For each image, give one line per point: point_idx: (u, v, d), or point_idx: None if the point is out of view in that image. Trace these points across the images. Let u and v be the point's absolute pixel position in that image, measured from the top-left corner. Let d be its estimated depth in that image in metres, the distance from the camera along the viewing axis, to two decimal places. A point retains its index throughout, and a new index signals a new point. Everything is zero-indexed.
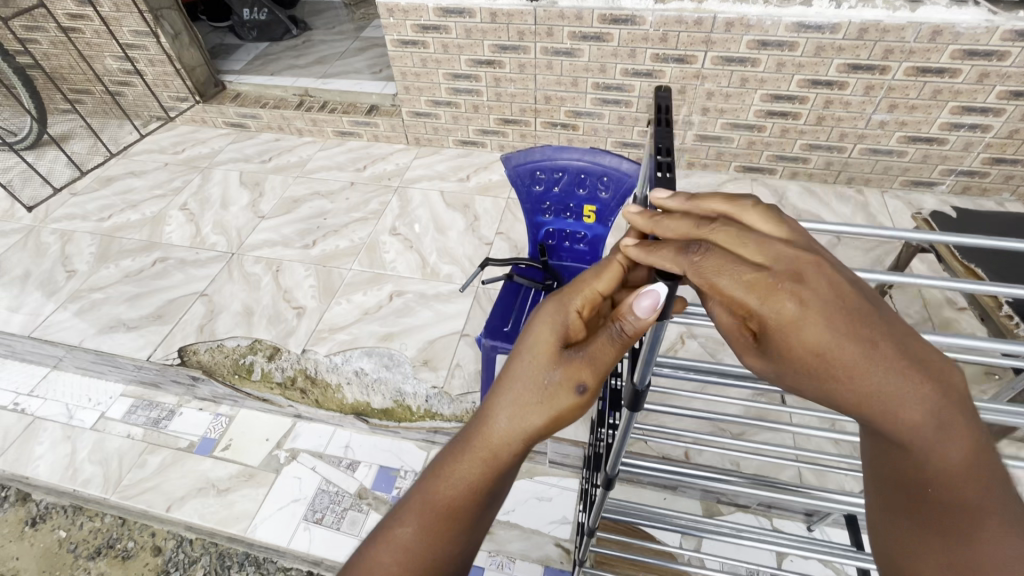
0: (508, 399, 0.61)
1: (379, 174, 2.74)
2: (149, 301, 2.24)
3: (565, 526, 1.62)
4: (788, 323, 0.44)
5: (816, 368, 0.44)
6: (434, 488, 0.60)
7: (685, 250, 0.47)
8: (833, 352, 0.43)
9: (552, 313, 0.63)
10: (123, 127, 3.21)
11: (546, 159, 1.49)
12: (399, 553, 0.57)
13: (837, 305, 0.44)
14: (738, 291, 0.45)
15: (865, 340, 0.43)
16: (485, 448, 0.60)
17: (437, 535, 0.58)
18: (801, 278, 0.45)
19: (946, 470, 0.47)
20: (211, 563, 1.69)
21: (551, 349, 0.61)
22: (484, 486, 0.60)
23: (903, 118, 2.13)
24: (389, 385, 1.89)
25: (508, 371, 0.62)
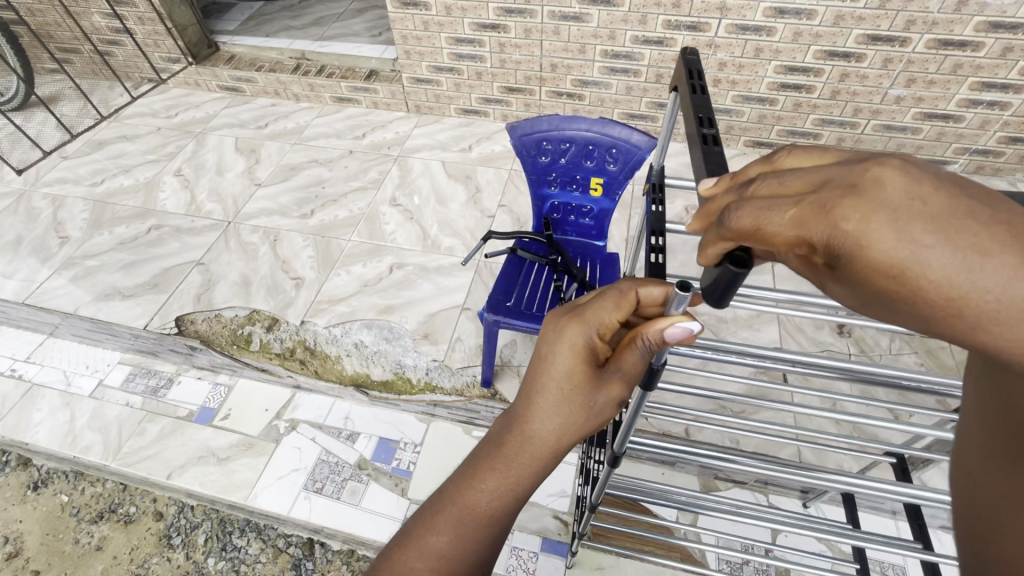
0: (542, 416, 0.60)
1: (379, 142, 2.67)
2: (145, 269, 2.21)
3: (563, 499, 1.64)
4: (854, 242, 0.37)
5: (902, 293, 0.37)
6: (469, 498, 0.59)
7: (721, 219, 0.44)
8: (914, 267, 0.35)
9: (576, 338, 0.60)
10: (114, 89, 3.10)
11: (553, 129, 1.44)
12: (433, 561, 0.57)
13: (912, 209, 0.37)
14: (786, 224, 0.40)
15: (961, 248, 0.35)
16: (521, 462, 0.60)
17: (475, 543, 0.59)
18: (858, 188, 0.39)
19: None
20: (212, 528, 1.71)
21: (585, 373, 0.60)
22: (522, 494, 0.60)
23: (921, 93, 2.07)
24: (389, 357, 1.89)
25: (538, 390, 0.61)
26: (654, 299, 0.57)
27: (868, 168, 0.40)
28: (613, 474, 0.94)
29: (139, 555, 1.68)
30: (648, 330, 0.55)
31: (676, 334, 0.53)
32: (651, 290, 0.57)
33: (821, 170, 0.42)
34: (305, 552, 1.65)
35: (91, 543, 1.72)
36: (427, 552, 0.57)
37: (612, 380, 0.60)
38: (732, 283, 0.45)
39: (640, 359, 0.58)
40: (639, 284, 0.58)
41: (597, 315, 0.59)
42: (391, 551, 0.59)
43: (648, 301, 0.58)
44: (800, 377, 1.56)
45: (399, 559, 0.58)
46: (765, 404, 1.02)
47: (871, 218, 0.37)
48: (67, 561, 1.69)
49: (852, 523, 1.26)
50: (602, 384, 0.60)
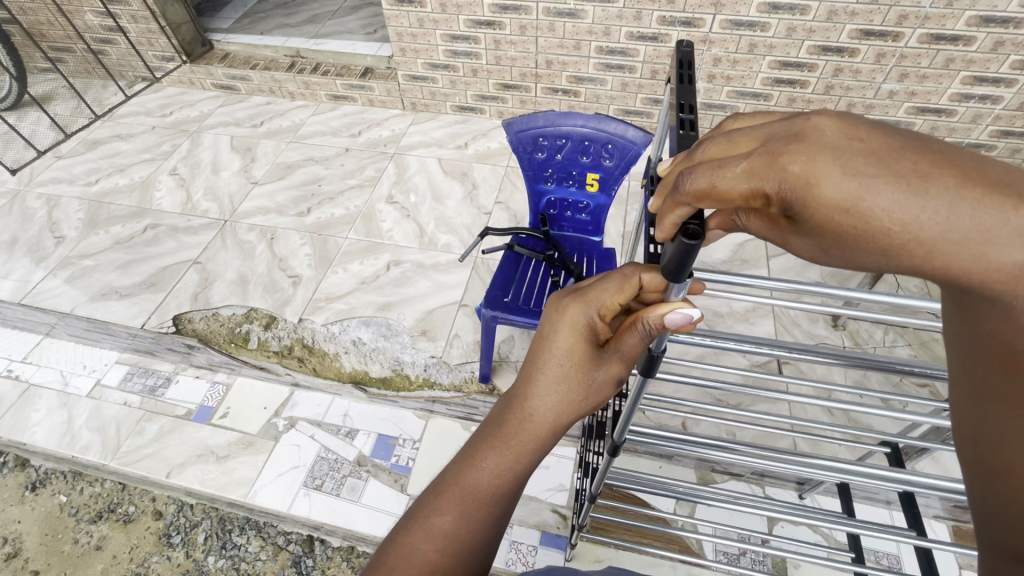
0: (543, 395, 0.61)
1: (375, 140, 2.66)
2: (141, 268, 2.20)
3: (562, 493, 1.65)
4: (804, 183, 0.42)
5: (857, 230, 0.41)
6: (471, 477, 0.60)
7: (676, 184, 0.47)
8: (863, 201, 0.40)
9: (577, 319, 0.61)
10: (107, 88, 3.09)
11: (549, 125, 1.45)
12: (438, 542, 0.57)
13: (852, 150, 0.41)
14: (739, 176, 0.44)
15: (904, 179, 0.40)
16: (523, 440, 0.61)
17: (479, 523, 0.59)
18: (800, 137, 0.43)
19: None
20: (212, 526, 1.71)
21: (585, 352, 0.61)
22: (522, 472, 0.61)
23: (914, 88, 2.08)
24: (388, 354, 1.90)
25: (538, 368, 0.62)
26: (656, 285, 0.58)
27: (805, 119, 0.45)
28: (612, 466, 0.95)
29: (139, 554, 1.69)
30: (649, 314, 0.56)
31: (676, 320, 0.54)
32: (653, 276, 0.58)
33: (760, 128, 0.46)
34: (305, 549, 1.66)
35: (91, 543, 1.72)
36: (432, 532, 0.57)
37: (612, 359, 0.61)
38: (686, 257, 0.45)
39: (639, 342, 0.59)
40: (642, 269, 0.58)
41: (599, 297, 0.60)
42: (396, 535, 0.59)
43: (650, 286, 0.59)
44: (795, 369, 1.57)
45: (404, 540, 0.57)
46: (762, 395, 1.03)
47: (815, 162, 0.41)
48: (67, 560, 1.69)
49: (846, 513, 1.28)
50: (600, 363, 0.61)
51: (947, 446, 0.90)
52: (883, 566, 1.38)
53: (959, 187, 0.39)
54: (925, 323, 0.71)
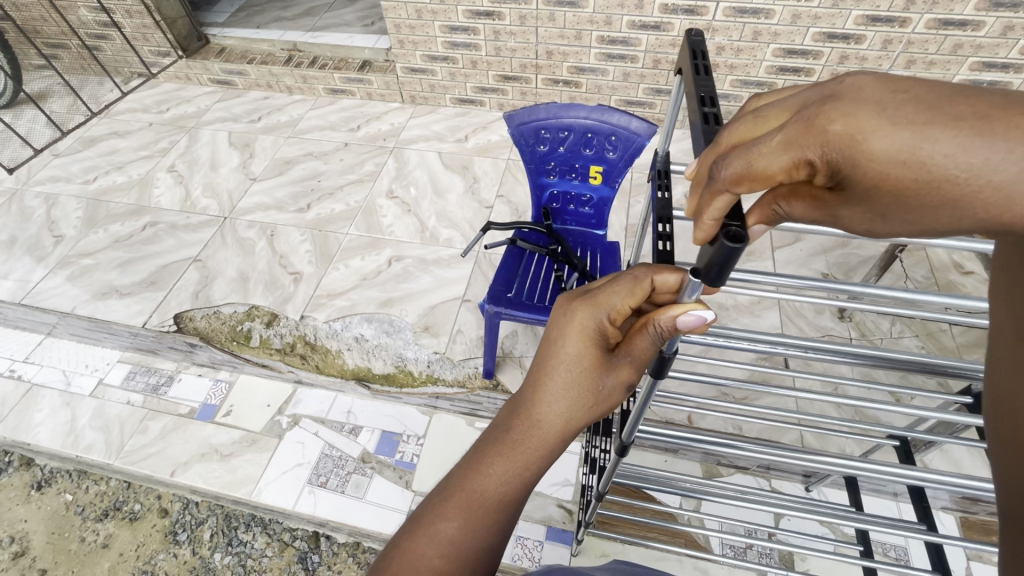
0: (550, 400, 0.60)
1: (374, 134, 2.64)
2: (142, 266, 2.19)
3: (567, 488, 1.65)
4: (847, 141, 0.40)
5: (915, 184, 0.39)
6: (477, 482, 0.59)
7: (711, 174, 0.45)
8: (918, 152, 0.38)
9: (585, 322, 0.60)
10: (104, 85, 3.06)
11: (551, 117, 1.42)
12: (444, 547, 0.56)
13: (898, 102, 0.39)
14: (775, 150, 0.42)
15: (964, 122, 0.37)
16: (530, 446, 0.60)
17: (486, 528, 0.57)
18: (836, 97, 0.41)
19: None
20: (218, 524, 1.71)
21: (595, 356, 0.60)
22: (530, 479, 0.60)
23: (921, 74, 2.05)
24: (390, 351, 1.89)
25: (546, 373, 0.61)
26: (669, 287, 0.57)
27: (840, 81, 0.43)
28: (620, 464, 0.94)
29: (146, 552, 1.69)
30: (660, 316, 0.54)
31: (689, 321, 0.53)
32: (666, 277, 0.56)
33: (790, 98, 0.45)
34: (311, 545, 1.66)
35: (97, 541, 1.72)
36: (439, 538, 0.56)
37: (622, 363, 0.60)
38: (727, 259, 0.43)
39: (650, 344, 0.58)
40: (654, 271, 0.57)
41: (609, 300, 0.59)
42: (401, 539, 0.57)
43: (663, 288, 0.57)
44: (802, 362, 1.56)
45: (409, 546, 0.56)
46: (770, 390, 1.00)
47: (859, 118, 0.39)
48: (74, 558, 1.70)
49: (856, 506, 1.27)
50: (610, 367, 0.60)
51: (959, 442, 0.88)
52: (890, 558, 1.38)
53: None
54: (938, 314, 0.69)
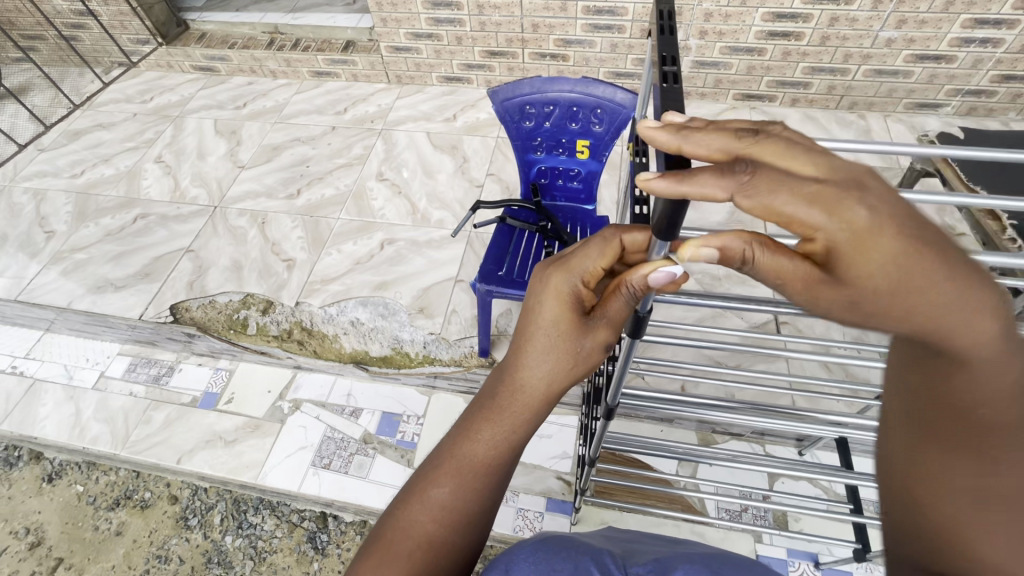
0: (532, 365, 0.61)
1: (361, 117, 2.60)
2: (134, 259, 2.19)
3: (565, 461, 1.68)
4: (858, 242, 0.39)
5: (879, 307, 0.40)
6: (467, 449, 0.60)
7: (731, 176, 0.42)
8: (905, 279, 0.39)
9: (561, 286, 0.61)
10: (84, 76, 3.01)
11: (535, 92, 1.41)
12: (437, 513, 0.58)
13: (908, 221, 0.39)
14: (802, 201, 0.40)
15: (928, 246, 0.39)
16: (515, 412, 0.61)
17: (476, 491, 0.59)
18: (864, 186, 0.40)
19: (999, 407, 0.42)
20: (227, 508, 1.75)
21: (571, 319, 0.60)
22: (517, 442, 0.61)
23: (912, 34, 2.02)
24: (386, 333, 1.90)
25: (526, 339, 0.62)
26: (638, 246, 0.58)
27: (865, 167, 0.41)
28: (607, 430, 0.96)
29: (159, 537, 1.73)
30: (632, 276, 0.55)
31: (659, 279, 0.53)
32: (635, 236, 0.58)
33: (825, 157, 0.42)
34: (319, 525, 1.70)
35: (111, 528, 1.77)
36: (430, 505, 0.58)
37: (598, 325, 0.60)
38: (676, 213, 0.45)
39: (624, 305, 0.59)
40: (623, 230, 0.58)
41: (581, 263, 0.60)
42: (393, 508, 0.59)
43: (632, 247, 0.59)
44: (794, 329, 1.58)
45: (402, 514, 0.58)
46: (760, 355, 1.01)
47: (881, 226, 0.39)
48: (90, 546, 1.74)
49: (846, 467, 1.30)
50: (586, 328, 0.60)
51: None
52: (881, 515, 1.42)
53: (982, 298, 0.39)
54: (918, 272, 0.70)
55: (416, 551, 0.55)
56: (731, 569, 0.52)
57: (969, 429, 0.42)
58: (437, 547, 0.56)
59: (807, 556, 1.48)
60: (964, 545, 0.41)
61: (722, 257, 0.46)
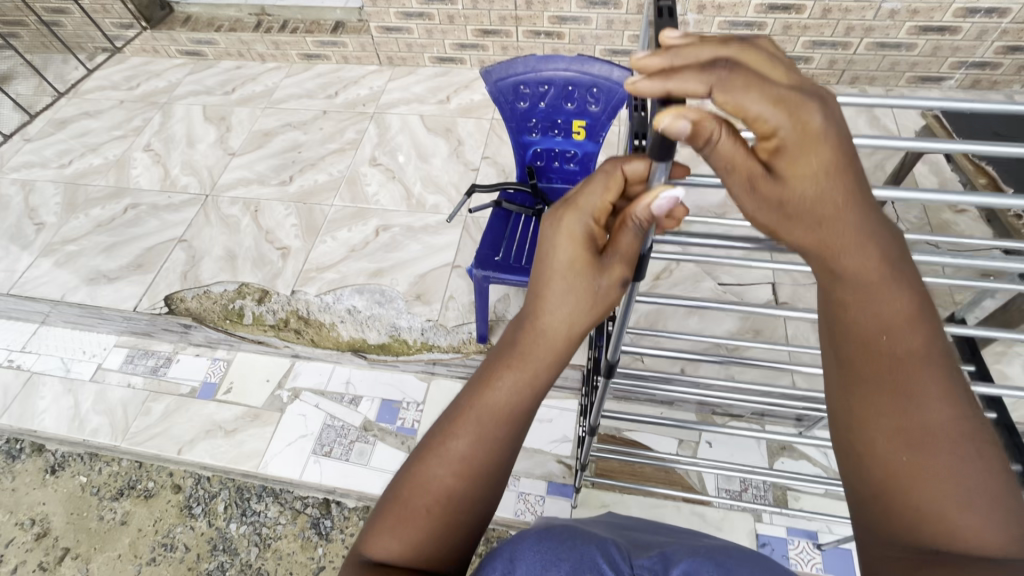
0: (552, 310, 0.59)
1: (353, 100, 2.55)
2: (127, 250, 2.16)
3: (565, 444, 1.69)
4: (801, 149, 0.43)
5: (801, 214, 0.45)
6: (486, 401, 0.58)
7: (712, 72, 0.41)
8: (824, 188, 0.44)
9: (573, 228, 0.57)
10: (68, 63, 2.94)
11: (529, 71, 1.37)
12: (455, 466, 0.57)
13: (848, 143, 0.43)
14: (770, 102, 0.41)
15: (863, 190, 0.45)
16: (534, 361, 0.59)
17: (492, 443, 0.58)
18: (824, 102, 0.43)
19: (903, 329, 0.48)
20: (230, 496, 1.75)
21: (585, 260, 0.57)
22: (537, 391, 0.60)
23: (916, 6, 1.97)
24: (384, 320, 1.89)
25: (543, 285, 0.59)
26: (639, 175, 0.55)
27: (824, 89, 0.44)
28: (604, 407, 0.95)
29: (164, 526, 1.73)
30: (635, 210, 0.52)
31: (662, 205, 0.51)
32: (634, 164, 0.54)
33: (794, 74, 0.43)
34: (322, 511, 1.69)
35: (116, 518, 1.76)
36: (449, 459, 0.57)
37: (613, 263, 0.57)
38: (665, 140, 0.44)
39: (635, 240, 0.56)
40: (623, 160, 0.54)
41: (588, 200, 0.56)
42: (410, 463, 0.59)
43: (634, 178, 0.55)
44: None
45: (420, 469, 0.57)
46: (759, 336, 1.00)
47: (822, 138, 0.42)
48: (95, 536, 1.74)
49: None
50: (601, 267, 0.57)
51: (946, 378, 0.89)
52: None
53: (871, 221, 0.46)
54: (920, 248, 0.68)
55: (434, 506, 0.55)
56: (736, 562, 0.51)
57: (876, 351, 0.49)
58: (454, 499, 0.56)
59: (806, 534, 1.49)
60: (909, 493, 0.46)
61: (691, 135, 0.42)
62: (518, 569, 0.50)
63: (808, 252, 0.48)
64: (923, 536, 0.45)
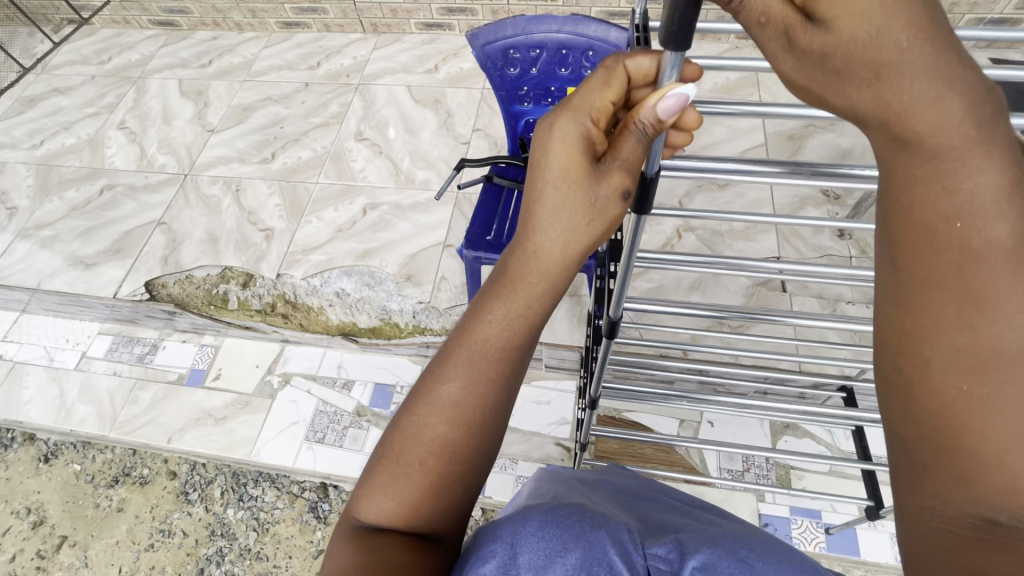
0: (547, 223, 0.47)
1: (336, 71, 2.42)
2: (105, 233, 2.08)
3: (564, 426, 1.64)
4: None
5: (853, 58, 0.36)
6: (476, 334, 0.49)
7: None
8: (883, 14, 0.35)
9: (567, 128, 0.46)
10: (34, 36, 2.79)
11: (519, 33, 1.27)
12: (447, 413, 0.48)
13: None
14: None
15: (940, 29, 0.35)
16: (529, 285, 0.49)
17: (492, 384, 0.48)
18: None
19: (991, 223, 0.35)
20: (227, 481, 1.71)
21: (582, 165, 0.45)
22: (534, 321, 0.49)
23: None
24: (374, 303, 1.81)
25: (535, 194, 0.47)
26: (646, 75, 0.45)
27: None
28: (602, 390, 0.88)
29: (161, 512, 1.70)
30: (642, 112, 0.42)
31: (671, 107, 0.41)
32: (640, 61, 0.45)
33: None
34: (320, 495, 1.65)
35: (112, 506, 1.72)
36: (441, 404, 0.48)
37: (613, 171, 0.45)
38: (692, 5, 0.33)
39: (639, 147, 0.44)
40: (626, 54, 0.45)
41: (585, 98, 0.46)
42: (400, 413, 0.50)
43: (638, 78, 0.46)
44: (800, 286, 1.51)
45: (408, 419, 0.49)
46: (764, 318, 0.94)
47: None
48: (92, 523, 1.70)
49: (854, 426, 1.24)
50: (597, 175, 0.46)
51: None
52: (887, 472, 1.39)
53: (951, 68, 0.35)
54: None
55: (428, 461, 0.47)
56: (755, 554, 0.45)
57: (947, 251, 0.36)
58: (450, 453, 0.47)
59: (810, 513, 1.46)
60: (986, 447, 0.35)
61: None
62: (523, 557, 0.43)
63: (867, 121, 0.38)
64: (977, 501, 0.36)
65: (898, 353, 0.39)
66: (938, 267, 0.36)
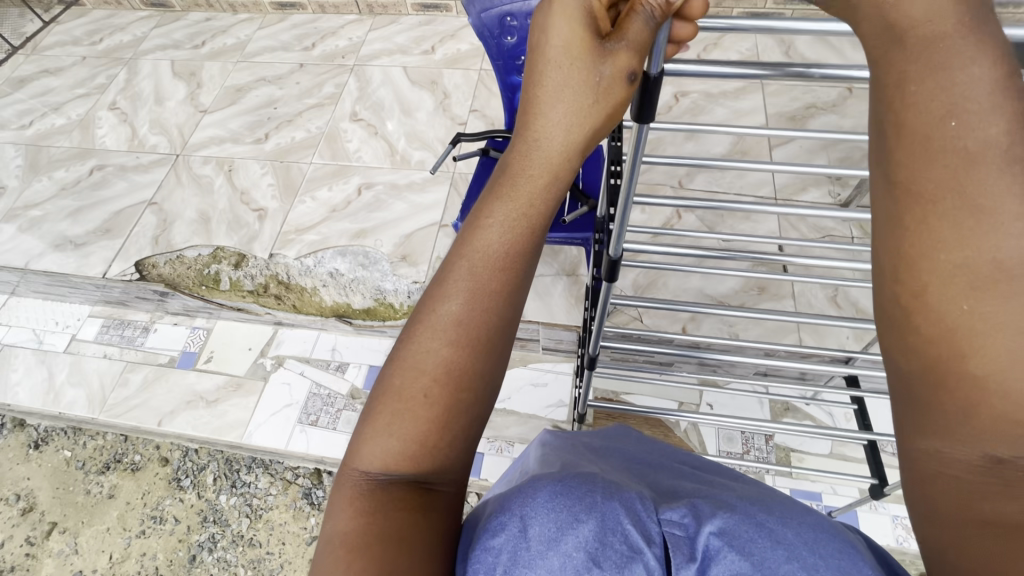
0: (547, 119, 0.44)
1: (331, 52, 2.39)
2: (95, 214, 2.04)
3: (562, 409, 1.62)
4: None
5: None
6: (472, 247, 0.45)
7: None
8: None
9: (570, 5, 0.43)
10: (25, 17, 2.75)
11: (516, 0, 1.24)
12: (446, 330, 0.44)
13: None
14: None
15: None
16: (530, 189, 0.44)
17: (492, 295, 0.44)
18: None
19: (987, 121, 0.32)
20: (219, 468, 1.68)
21: (585, 42, 0.43)
22: (535, 225, 0.45)
23: None
24: (368, 283, 1.78)
25: (534, 87, 0.44)
26: None
27: None
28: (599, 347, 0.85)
29: (152, 498, 1.67)
30: None
31: None
32: None
33: None
34: (314, 481, 1.63)
35: (102, 492, 1.70)
36: (440, 322, 0.44)
37: (618, 51, 0.43)
38: None
39: (644, 29, 0.42)
40: None
41: None
42: (396, 346, 0.46)
43: None
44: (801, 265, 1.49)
45: (405, 347, 0.45)
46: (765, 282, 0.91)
47: None
48: (82, 510, 1.68)
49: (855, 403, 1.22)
50: (602, 53, 0.43)
51: None
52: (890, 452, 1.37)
53: None
54: None
55: (431, 388, 0.44)
56: (779, 521, 0.41)
57: (945, 153, 0.33)
58: (451, 373, 0.44)
59: (810, 496, 1.44)
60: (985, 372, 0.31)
61: None
62: (532, 530, 0.40)
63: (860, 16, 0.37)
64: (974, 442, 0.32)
65: (897, 274, 0.35)
66: (937, 172, 0.33)
